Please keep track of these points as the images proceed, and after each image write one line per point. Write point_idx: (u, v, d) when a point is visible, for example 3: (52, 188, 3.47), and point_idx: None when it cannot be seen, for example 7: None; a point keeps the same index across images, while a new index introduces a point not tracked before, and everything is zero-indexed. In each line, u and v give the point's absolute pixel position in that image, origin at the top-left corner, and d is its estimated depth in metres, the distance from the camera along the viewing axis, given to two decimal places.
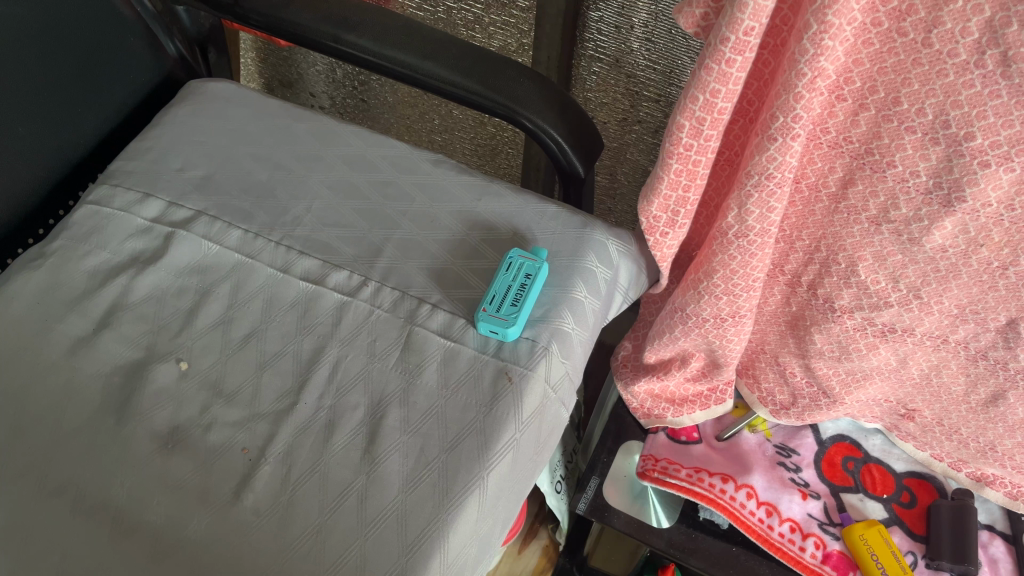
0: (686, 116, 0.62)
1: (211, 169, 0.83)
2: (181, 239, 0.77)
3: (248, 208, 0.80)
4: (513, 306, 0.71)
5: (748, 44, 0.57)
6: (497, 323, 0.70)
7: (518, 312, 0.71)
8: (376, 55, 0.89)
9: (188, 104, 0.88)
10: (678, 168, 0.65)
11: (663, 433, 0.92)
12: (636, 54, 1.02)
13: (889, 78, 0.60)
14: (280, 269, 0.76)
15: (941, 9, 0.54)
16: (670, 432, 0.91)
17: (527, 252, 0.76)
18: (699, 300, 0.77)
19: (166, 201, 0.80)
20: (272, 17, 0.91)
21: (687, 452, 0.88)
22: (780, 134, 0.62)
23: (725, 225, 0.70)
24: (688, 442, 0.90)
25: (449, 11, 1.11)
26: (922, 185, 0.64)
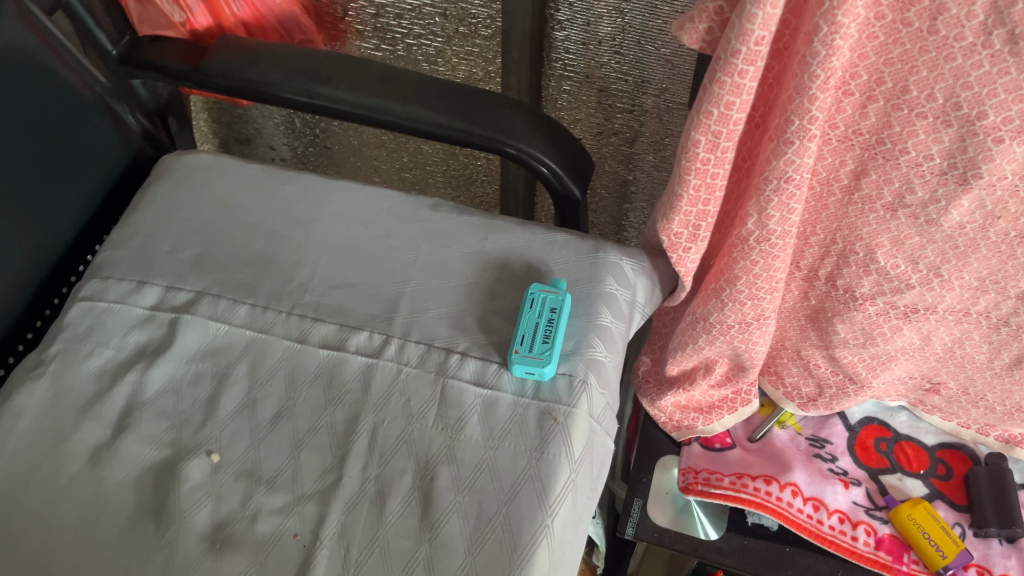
0: (702, 131, 0.61)
1: (204, 245, 0.80)
2: (187, 324, 0.74)
3: (250, 281, 0.77)
4: (545, 345, 0.70)
5: (759, 54, 0.57)
6: (533, 366, 0.69)
7: (552, 352, 0.69)
8: (354, 105, 0.87)
9: (166, 181, 0.85)
10: (697, 184, 0.65)
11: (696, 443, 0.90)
12: (606, 67, 1.01)
13: (896, 69, 0.60)
14: (296, 340, 0.73)
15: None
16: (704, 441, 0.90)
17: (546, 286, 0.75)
18: (722, 309, 0.77)
19: (163, 286, 0.77)
20: (239, 80, 0.89)
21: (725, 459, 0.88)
22: (796, 137, 0.61)
23: (745, 232, 0.70)
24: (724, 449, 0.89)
25: (409, 48, 1.09)
26: (937, 167, 0.64)
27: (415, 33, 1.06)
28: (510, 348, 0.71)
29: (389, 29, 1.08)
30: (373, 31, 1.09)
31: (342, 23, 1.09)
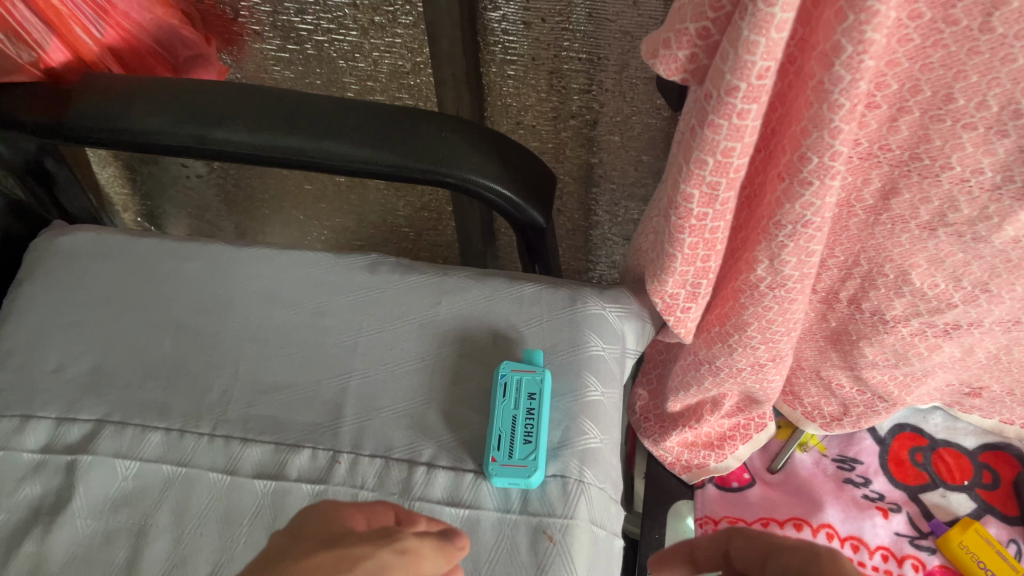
0: (694, 183, 0.48)
1: (98, 356, 0.66)
2: (87, 467, 0.61)
3: (161, 398, 0.63)
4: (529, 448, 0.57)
5: (764, 88, 0.43)
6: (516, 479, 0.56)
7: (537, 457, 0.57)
8: (258, 148, 0.71)
9: (41, 275, 0.69)
10: (693, 242, 0.51)
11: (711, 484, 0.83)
12: (555, 46, 0.85)
13: (936, 75, 0.46)
14: (224, 470, 0.60)
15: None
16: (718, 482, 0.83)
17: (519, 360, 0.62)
18: (731, 353, 0.64)
19: (54, 419, 0.63)
20: (113, 131, 0.72)
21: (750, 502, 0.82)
22: (815, 176, 0.47)
23: (753, 278, 0.56)
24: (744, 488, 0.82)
25: (319, 46, 0.92)
26: (988, 181, 0.51)
27: (323, 29, 0.89)
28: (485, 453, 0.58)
29: (292, 27, 0.90)
30: (273, 30, 0.91)
31: (237, 25, 0.92)
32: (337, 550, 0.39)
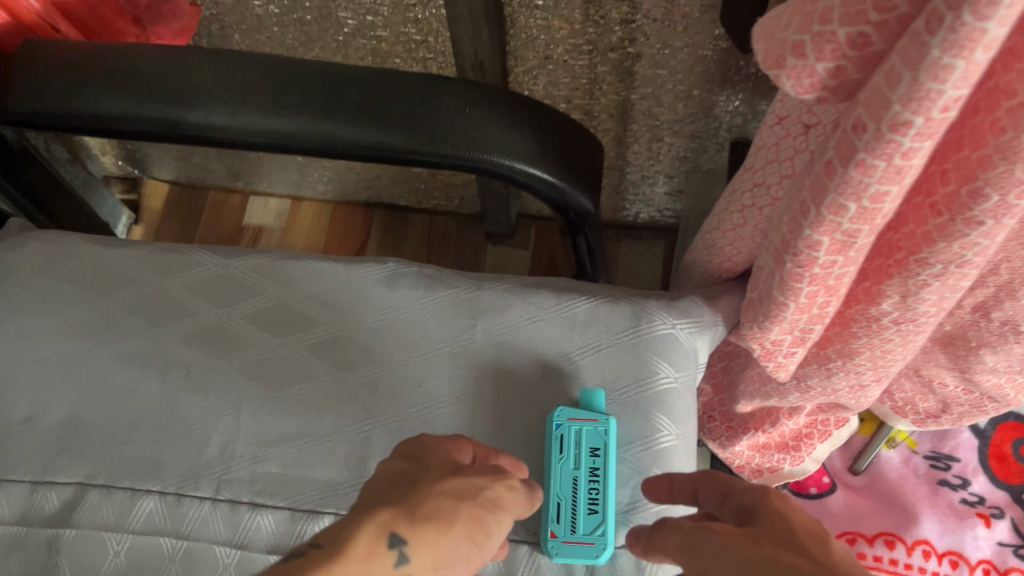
0: (823, 230, 0.35)
1: (73, 401, 0.55)
2: (73, 545, 0.51)
3: (151, 454, 0.54)
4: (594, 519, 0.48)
5: (944, 123, 0.30)
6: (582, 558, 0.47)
7: (606, 533, 0.48)
8: (242, 133, 0.58)
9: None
10: (812, 291, 0.39)
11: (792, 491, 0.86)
12: None
13: None
14: (233, 544, 0.51)
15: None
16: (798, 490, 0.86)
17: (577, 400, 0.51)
18: (828, 376, 0.53)
19: (28, 483, 0.53)
20: (65, 116, 0.59)
21: (835, 513, 0.84)
22: (989, 216, 0.35)
23: (874, 311, 0.45)
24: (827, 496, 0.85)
25: None
26: None
27: None
28: (541, 523, 0.49)
29: None
30: None
31: None
32: (462, 482, 0.41)
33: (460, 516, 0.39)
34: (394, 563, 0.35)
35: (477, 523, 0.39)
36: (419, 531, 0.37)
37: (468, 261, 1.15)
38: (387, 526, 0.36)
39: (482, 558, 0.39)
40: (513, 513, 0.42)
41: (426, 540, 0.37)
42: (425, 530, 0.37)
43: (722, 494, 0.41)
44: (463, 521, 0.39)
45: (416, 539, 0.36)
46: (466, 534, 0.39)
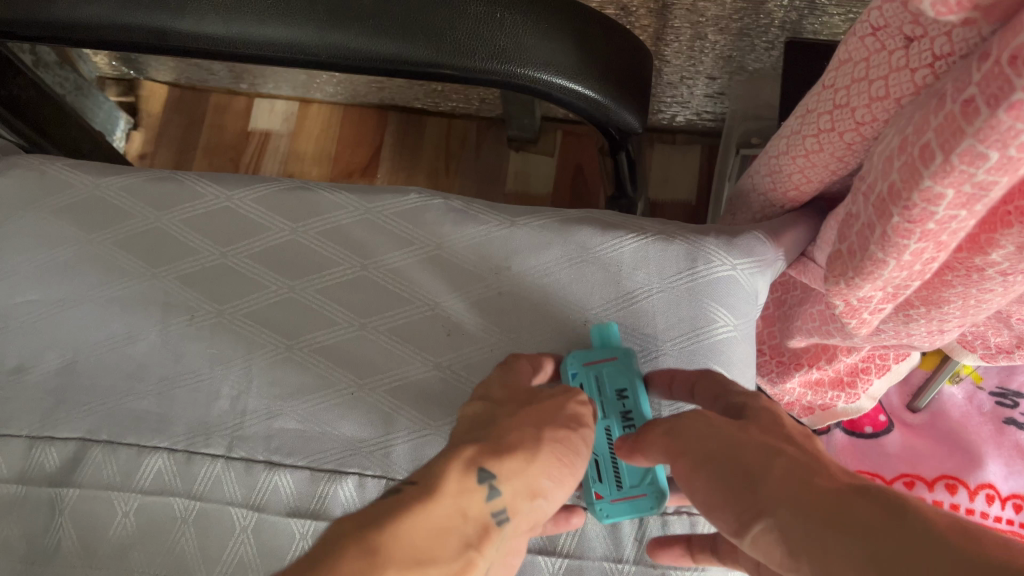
0: (948, 181, 0.29)
1: (69, 349, 0.51)
2: (79, 505, 0.48)
3: (157, 408, 0.49)
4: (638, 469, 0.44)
5: None
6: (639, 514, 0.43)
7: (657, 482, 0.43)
8: (240, 44, 0.51)
9: None
10: (919, 247, 0.33)
11: (841, 428, 0.78)
12: None
13: None
14: (248, 505, 0.47)
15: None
16: (849, 428, 0.78)
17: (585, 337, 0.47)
18: (907, 323, 0.47)
19: (26, 438, 0.49)
20: (36, 25, 0.52)
21: (888, 454, 0.76)
22: None
23: (979, 262, 0.38)
24: (880, 435, 0.77)
25: None
26: None
27: None
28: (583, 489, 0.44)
29: None
30: None
31: None
32: (536, 409, 0.38)
33: (548, 440, 0.36)
34: (486, 495, 0.32)
35: (564, 445, 0.37)
36: (507, 458, 0.34)
37: (489, 168, 1.08)
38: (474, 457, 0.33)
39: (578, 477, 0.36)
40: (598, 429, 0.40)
41: (517, 467, 0.34)
42: (512, 456, 0.34)
43: (715, 392, 0.41)
44: (551, 446, 0.36)
45: (505, 467, 0.34)
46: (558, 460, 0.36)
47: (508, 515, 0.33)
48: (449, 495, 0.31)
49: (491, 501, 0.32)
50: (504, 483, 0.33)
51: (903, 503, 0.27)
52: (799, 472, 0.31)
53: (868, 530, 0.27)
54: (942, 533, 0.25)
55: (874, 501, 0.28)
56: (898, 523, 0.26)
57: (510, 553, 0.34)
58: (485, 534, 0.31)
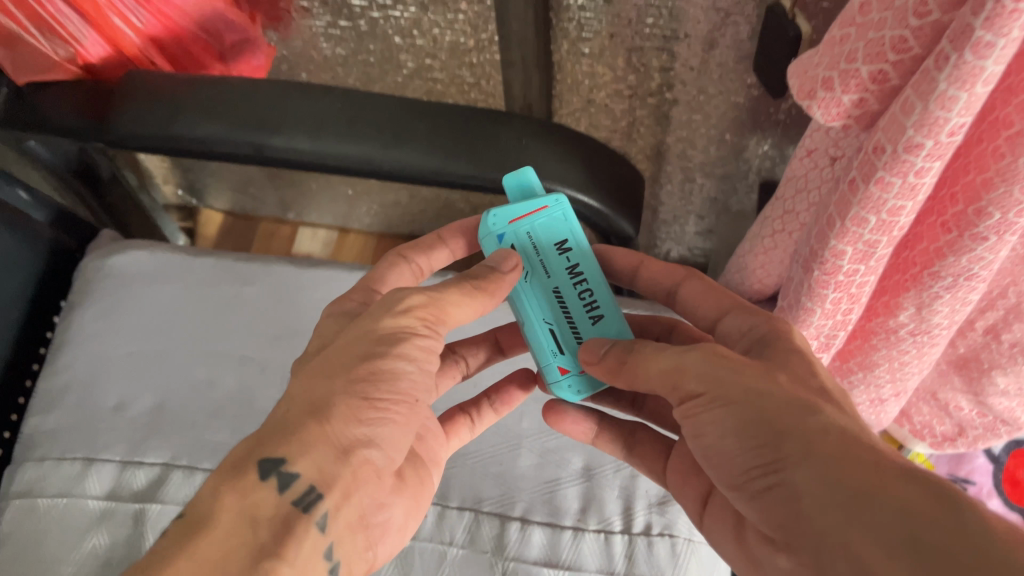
0: (846, 240, 0.41)
1: (160, 392, 0.61)
2: (158, 518, 0.56)
3: (230, 440, 0.59)
4: (591, 301, 0.47)
5: (951, 145, 0.35)
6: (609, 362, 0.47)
7: (610, 310, 0.47)
8: (321, 158, 0.64)
9: (99, 298, 0.64)
10: (836, 297, 0.45)
11: None
12: (637, 23, 0.77)
13: None
14: None
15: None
16: None
17: (514, 211, 0.47)
18: (851, 389, 0.58)
19: (118, 461, 0.59)
20: (162, 139, 0.66)
21: None
22: (993, 232, 0.40)
23: (893, 324, 0.50)
24: None
25: (372, 23, 0.84)
26: None
27: (379, 5, 0.81)
28: (543, 357, 0.46)
29: (343, 4, 0.82)
30: (323, 7, 0.83)
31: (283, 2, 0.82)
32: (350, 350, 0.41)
33: (342, 390, 0.39)
34: (278, 490, 0.37)
35: (368, 382, 0.40)
36: (297, 441, 0.38)
37: None
38: (260, 451, 0.38)
39: (390, 421, 0.41)
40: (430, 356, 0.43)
41: (305, 444, 0.38)
42: (308, 428, 0.38)
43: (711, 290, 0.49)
44: (352, 392, 0.40)
45: (295, 452, 0.38)
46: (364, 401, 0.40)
47: (321, 482, 0.38)
48: (241, 502, 0.36)
49: (292, 484, 0.38)
50: (296, 461, 0.38)
51: (953, 498, 0.31)
52: (845, 444, 0.34)
53: (910, 515, 0.30)
54: (992, 536, 0.29)
55: (921, 489, 0.31)
56: (950, 523, 0.29)
57: (360, 494, 0.40)
58: (298, 518, 0.37)
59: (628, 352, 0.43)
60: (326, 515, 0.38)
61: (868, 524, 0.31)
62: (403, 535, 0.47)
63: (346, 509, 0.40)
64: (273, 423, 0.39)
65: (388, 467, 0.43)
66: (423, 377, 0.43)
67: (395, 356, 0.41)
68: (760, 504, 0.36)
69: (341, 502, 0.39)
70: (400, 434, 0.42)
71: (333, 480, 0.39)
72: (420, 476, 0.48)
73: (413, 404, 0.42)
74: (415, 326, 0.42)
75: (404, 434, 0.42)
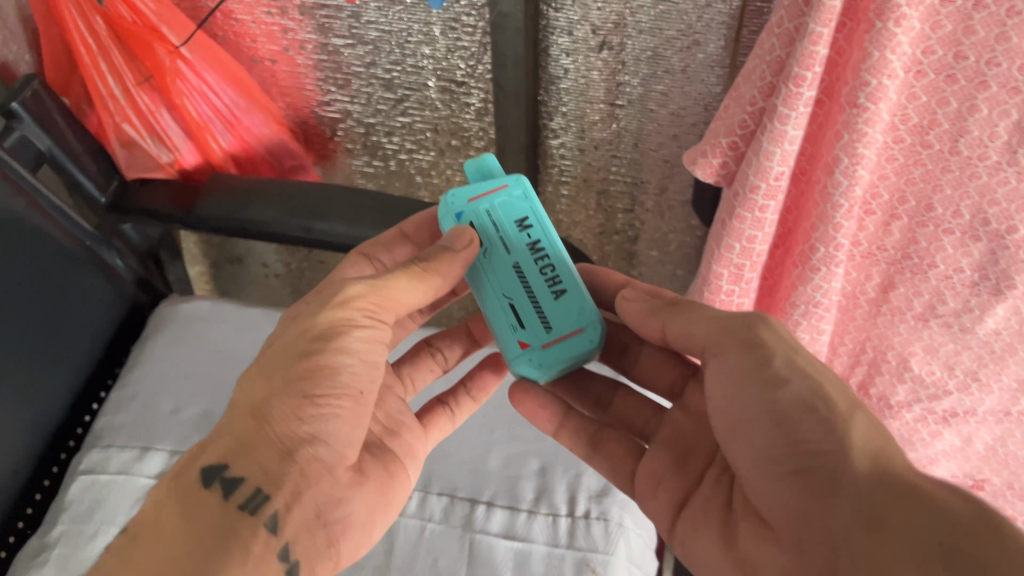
0: (723, 264, 0.60)
1: (209, 402, 0.77)
2: None
3: None
4: (549, 272, 0.59)
5: (780, 188, 0.55)
6: (568, 330, 0.58)
7: (569, 283, 0.59)
8: (354, 238, 0.84)
9: (168, 333, 0.82)
10: (722, 315, 0.63)
11: None
12: (604, 170, 1.01)
13: (919, 188, 0.58)
14: None
15: (974, 97, 0.52)
16: None
17: (477, 195, 0.61)
18: None
19: (167, 451, 0.73)
20: (235, 220, 0.86)
21: None
22: (823, 264, 0.59)
23: None
24: None
25: (400, 163, 1.07)
26: (967, 279, 0.62)
27: (407, 149, 1.05)
28: (505, 325, 0.58)
29: (380, 146, 1.06)
30: (364, 149, 1.07)
31: (332, 143, 1.07)
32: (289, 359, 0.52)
33: (281, 391, 0.50)
34: (225, 496, 0.49)
35: (306, 381, 0.51)
36: (242, 454, 0.50)
37: None
38: (207, 465, 0.50)
39: (329, 422, 0.51)
40: (371, 340, 0.54)
41: (246, 452, 0.50)
42: (252, 436, 0.50)
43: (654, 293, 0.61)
44: (290, 392, 0.50)
45: (240, 464, 0.50)
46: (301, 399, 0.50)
47: (265, 484, 0.50)
48: (189, 510, 0.49)
49: (235, 489, 0.50)
50: (234, 469, 0.50)
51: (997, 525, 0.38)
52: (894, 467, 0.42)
53: (960, 528, 0.38)
54: None
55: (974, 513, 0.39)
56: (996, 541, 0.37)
57: (310, 487, 0.51)
58: (242, 519, 0.49)
59: (671, 305, 0.55)
60: (275, 511, 0.50)
61: (916, 527, 0.39)
62: (378, 521, 0.57)
63: (299, 504, 0.51)
64: (229, 433, 0.52)
65: (339, 463, 0.53)
66: (363, 369, 0.53)
67: (329, 352, 0.51)
68: (784, 469, 0.45)
69: (290, 498, 0.50)
70: (346, 425, 0.52)
71: (279, 481, 0.50)
72: (388, 471, 0.59)
73: (355, 394, 0.52)
74: (351, 319, 0.53)
75: (352, 425, 0.53)
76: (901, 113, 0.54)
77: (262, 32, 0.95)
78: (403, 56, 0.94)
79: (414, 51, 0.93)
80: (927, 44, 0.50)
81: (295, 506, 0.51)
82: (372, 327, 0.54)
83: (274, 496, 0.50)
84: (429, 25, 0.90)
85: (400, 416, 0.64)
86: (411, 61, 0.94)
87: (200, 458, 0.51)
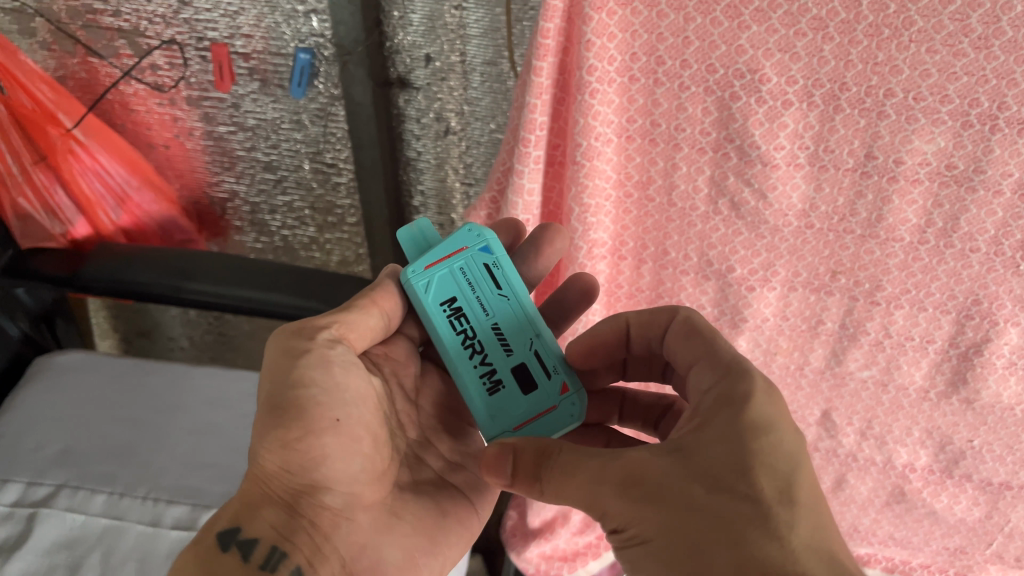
0: None
1: (70, 440, 0.84)
2: (45, 516, 0.76)
3: (112, 470, 0.82)
4: None
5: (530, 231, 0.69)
6: (540, 409, 0.58)
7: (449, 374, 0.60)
8: (220, 296, 0.95)
9: (41, 382, 0.89)
10: None
11: None
12: None
13: (654, 235, 0.70)
14: (109, 514, 0.78)
15: (673, 157, 0.64)
16: None
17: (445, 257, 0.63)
18: None
19: (24, 482, 0.79)
20: (114, 282, 0.95)
21: None
22: None
23: None
24: None
25: (286, 238, 1.20)
26: (709, 314, 0.74)
27: (288, 224, 1.17)
28: (563, 359, 0.60)
29: (266, 223, 1.18)
30: (251, 226, 1.19)
31: (223, 221, 1.19)
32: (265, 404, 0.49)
33: (260, 442, 0.48)
34: (242, 557, 0.46)
35: (281, 426, 0.48)
36: (251, 512, 0.48)
37: None
38: (220, 529, 0.47)
39: (325, 460, 0.49)
40: (353, 389, 0.52)
41: (255, 510, 0.48)
42: (257, 493, 0.48)
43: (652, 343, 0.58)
44: (273, 437, 0.48)
45: (247, 523, 0.47)
46: (280, 445, 0.47)
47: (281, 541, 0.47)
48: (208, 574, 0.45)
49: (254, 549, 0.47)
50: (248, 531, 0.47)
51: None
52: None
53: None
54: None
55: None
56: None
57: (331, 535, 0.49)
58: None
59: (534, 479, 0.49)
60: (298, 565, 0.47)
61: None
62: (424, 560, 0.54)
63: (321, 556, 0.48)
64: (236, 497, 0.49)
65: (357, 504, 0.51)
66: (335, 394, 0.50)
67: (291, 390, 0.48)
68: None
69: (310, 551, 0.48)
70: (339, 460, 0.49)
71: (293, 537, 0.48)
72: (435, 509, 0.56)
73: (333, 424, 0.49)
74: (316, 351, 0.51)
75: (350, 458, 0.50)
76: (624, 171, 0.66)
77: (155, 121, 1.07)
78: (280, 142, 1.07)
79: (288, 136, 1.06)
80: (628, 114, 0.63)
81: (318, 560, 0.48)
82: (336, 358, 0.51)
83: (292, 549, 0.47)
84: (299, 114, 1.03)
85: (465, 450, 0.63)
86: (286, 145, 1.07)
87: (214, 523, 0.48)
